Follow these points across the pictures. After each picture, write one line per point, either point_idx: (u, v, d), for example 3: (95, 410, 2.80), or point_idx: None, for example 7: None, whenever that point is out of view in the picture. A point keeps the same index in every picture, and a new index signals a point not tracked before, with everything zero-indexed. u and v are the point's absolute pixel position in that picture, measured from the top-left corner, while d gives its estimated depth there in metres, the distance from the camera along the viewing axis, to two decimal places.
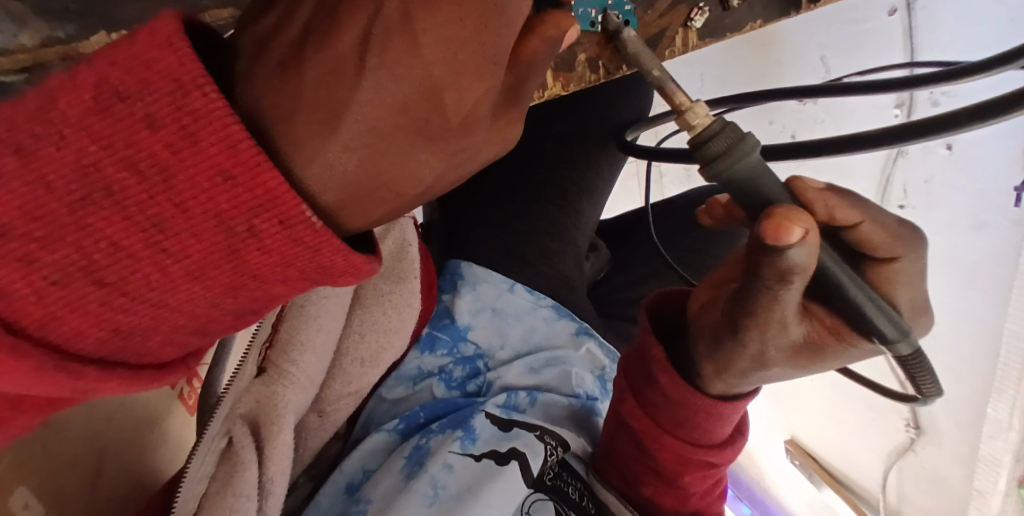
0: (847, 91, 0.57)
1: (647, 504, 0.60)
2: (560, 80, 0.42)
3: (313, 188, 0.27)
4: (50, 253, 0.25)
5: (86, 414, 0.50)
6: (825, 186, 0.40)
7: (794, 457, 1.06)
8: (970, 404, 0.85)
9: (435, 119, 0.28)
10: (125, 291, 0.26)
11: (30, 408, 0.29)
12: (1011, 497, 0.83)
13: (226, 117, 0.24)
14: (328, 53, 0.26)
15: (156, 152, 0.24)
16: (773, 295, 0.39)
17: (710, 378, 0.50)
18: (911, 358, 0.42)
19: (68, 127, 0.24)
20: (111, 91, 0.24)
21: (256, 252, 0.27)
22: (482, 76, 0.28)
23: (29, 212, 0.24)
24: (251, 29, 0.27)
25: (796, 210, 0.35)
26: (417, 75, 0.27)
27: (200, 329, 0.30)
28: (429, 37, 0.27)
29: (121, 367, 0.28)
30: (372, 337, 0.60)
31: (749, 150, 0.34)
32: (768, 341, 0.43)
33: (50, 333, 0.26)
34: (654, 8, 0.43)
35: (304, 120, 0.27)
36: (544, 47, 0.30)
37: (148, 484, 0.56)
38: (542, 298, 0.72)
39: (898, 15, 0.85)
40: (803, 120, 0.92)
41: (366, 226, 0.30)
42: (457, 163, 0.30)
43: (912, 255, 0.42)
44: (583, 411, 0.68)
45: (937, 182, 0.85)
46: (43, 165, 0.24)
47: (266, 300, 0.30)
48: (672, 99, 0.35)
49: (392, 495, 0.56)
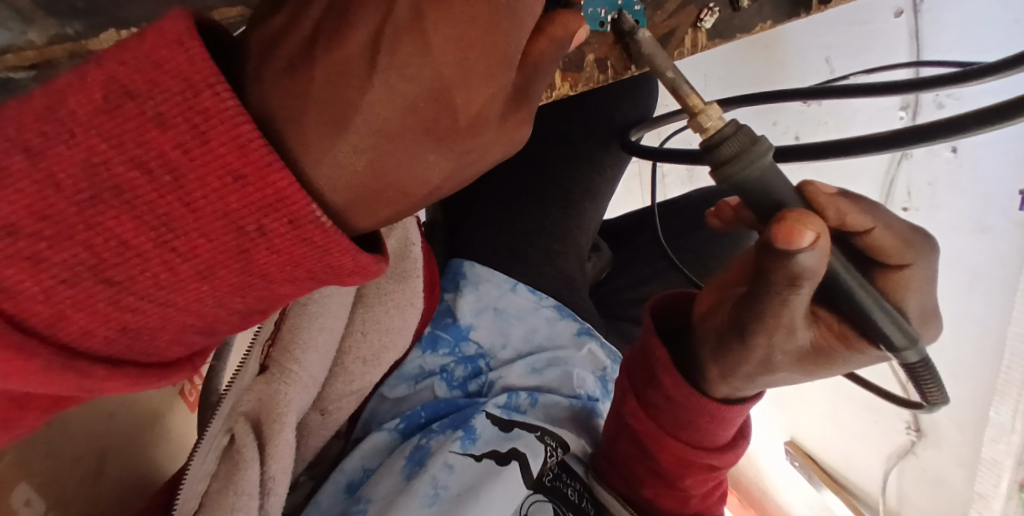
0: (853, 92, 0.57)
1: (648, 505, 0.60)
2: (569, 80, 0.42)
3: (321, 187, 0.27)
4: (58, 251, 0.25)
5: (88, 412, 0.50)
6: (837, 191, 0.40)
7: (794, 458, 1.06)
8: (972, 408, 0.85)
9: (444, 120, 0.28)
10: (133, 290, 0.26)
11: (35, 406, 0.29)
12: (1012, 500, 0.84)
13: (236, 117, 0.24)
14: (338, 54, 0.26)
15: (165, 152, 0.24)
16: (783, 300, 0.39)
17: (714, 381, 0.50)
18: (919, 365, 0.42)
19: (78, 126, 0.24)
20: (121, 90, 0.24)
21: (264, 252, 0.27)
22: (491, 76, 0.28)
23: (36, 211, 0.24)
24: (260, 29, 0.27)
25: (808, 215, 0.35)
26: (427, 76, 0.27)
27: (206, 328, 0.30)
28: (440, 37, 0.26)
29: (127, 366, 0.28)
30: (375, 336, 0.60)
31: (762, 153, 0.34)
32: (776, 346, 0.43)
33: (58, 332, 0.26)
34: (663, 8, 0.43)
35: (313, 119, 0.26)
36: (553, 48, 0.30)
37: (152, 482, 0.56)
38: (545, 298, 0.72)
39: (904, 16, 0.85)
40: (805, 122, 0.92)
41: (373, 227, 0.30)
42: (465, 164, 0.30)
43: (922, 262, 0.42)
44: (584, 412, 0.68)
45: (941, 185, 0.85)
46: (51, 164, 0.24)
47: (273, 300, 0.30)
48: (685, 100, 0.35)
49: (393, 495, 0.56)
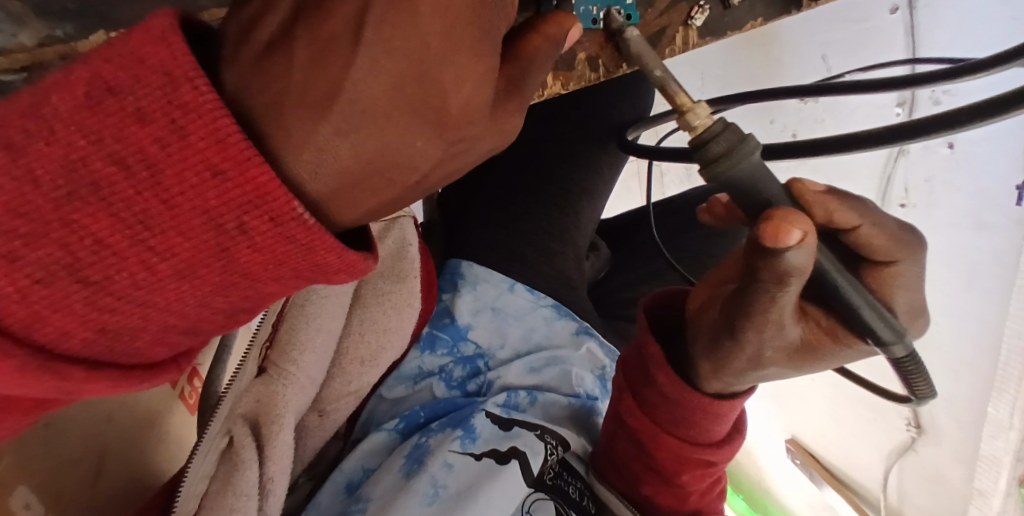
0: (846, 89, 0.57)
1: (646, 502, 0.60)
2: (560, 79, 0.42)
3: (302, 177, 0.27)
4: (34, 250, 0.25)
5: (86, 412, 0.51)
6: (825, 189, 0.40)
7: (794, 456, 1.06)
8: (971, 405, 0.85)
9: (432, 100, 0.28)
10: (111, 290, 0.26)
11: (18, 408, 0.30)
12: (1011, 495, 0.83)
13: (215, 110, 0.24)
14: (321, 32, 0.26)
15: (144, 148, 0.24)
16: (771, 297, 0.39)
17: (707, 376, 0.50)
18: (905, 359, 0.41)
19: (58, 123, 0.24)
20: (102, 86, 0.24)
21: (246, 250, 0.27)
22: (479, 54, 0.28)
23: (13, 208, 0.24)
24: (242, 20, 0.27)
25: (794, 213, 0.35)
26: (413, 48, 0.27)
27: (191, 328, 0.30)
28: (427, 7, 0.26)
29: (109, 368, 0.29)
30: (372, 337, 0.60)
31: (750, 151, 0.34)
32: (765, 342, 0.43)
33: (34, 333, 0.26)
34: (654, 6, 0.43)
35: (294, 102, 0.27)
36: (548, 46, 0.31)
37: (150, 483, 0.56)
38: (543, 298, 0.72)
39: (900, 13, 0.85)
40: (803, 120, 0.92)
41: (356, 220, 0.30)
42: (454, 152, 0.30)
43: (911, 260, 0.42)
44: (583, 411, 0.69)
45: (938, 181, 0.85)
46: (31, 161, 0.24)
47: (258, 298, 0.30)
48: (674, 99, 0.34)
49: (392, 494, 0.56)
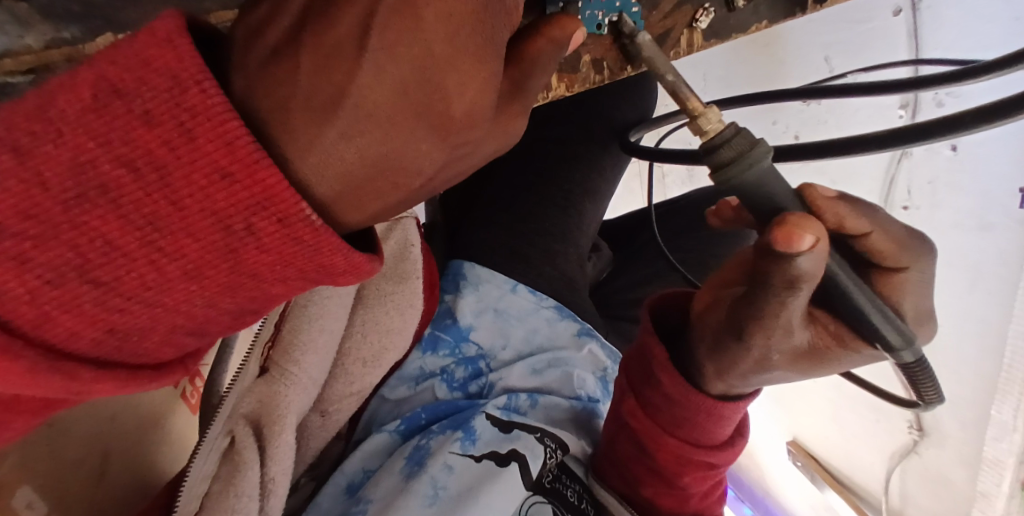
0: (850, 91, 0.57)
1: (647, 505, 0.60)
2: (565, 81, 0.42)
3: (308, 180, 0.27)
4: (43, 252, 0.25)
5: (89, 413, 0.50)
6: (836, 194, 0.40)
7: (795, 458, 1.04)
8: (973, 406, 0.85)
9: (437, 106, 0.28)
10: (120, 291, 0.26)
11: (25, 409, 0.30)
12: (1015, 498, 0.83)
13: (223, 113, 0.24)
14: (326, 38, 0.26)
15: (152, 150, 0.24)
16: (781, 302, 0.39)
17: (710, 378, 0.50)
18: (914, 365, 0.41)
19: (65, 125, 0.24)
20: (110, 89, 0.24)
21: (253, 251, 0.27)
22: (484, 59, 0.27)
23: (23, 210, 0.24)
24: (246, 21, 0.27)
25: (807, 219, 0.35)
26: (417, 54, 0.26)
27: (197, 329, 0.30)
28: (432, 12, 0.26)
29: (117, 368, 0.29)
30: (375, 337, 0.60)
31: (763, 154, 0.34)
32: (772, 346, 0.43)
33: (44, 334, 0.26)
34: (658, 9, 0.43)
35: (300, 107, 0.27)
36: (552, 49, 0.31)
37: (153, 483, 0.57)
38: (544, 299, 0.72)
39: (903, 14, 0.86)
40: (805, 121, 0.91)
41: (362, 223, 0.30)
42: (459, 155, 0.30)
43: (918, 265, 0.42)
44: (584, 414, 0.69)
45: (941, 183, 0.85)
46: (39, 163, 0.24)
47: (265, 299, 0.30)
48: (685, 103, 0.35)
49: (392, 495, 0.56)
